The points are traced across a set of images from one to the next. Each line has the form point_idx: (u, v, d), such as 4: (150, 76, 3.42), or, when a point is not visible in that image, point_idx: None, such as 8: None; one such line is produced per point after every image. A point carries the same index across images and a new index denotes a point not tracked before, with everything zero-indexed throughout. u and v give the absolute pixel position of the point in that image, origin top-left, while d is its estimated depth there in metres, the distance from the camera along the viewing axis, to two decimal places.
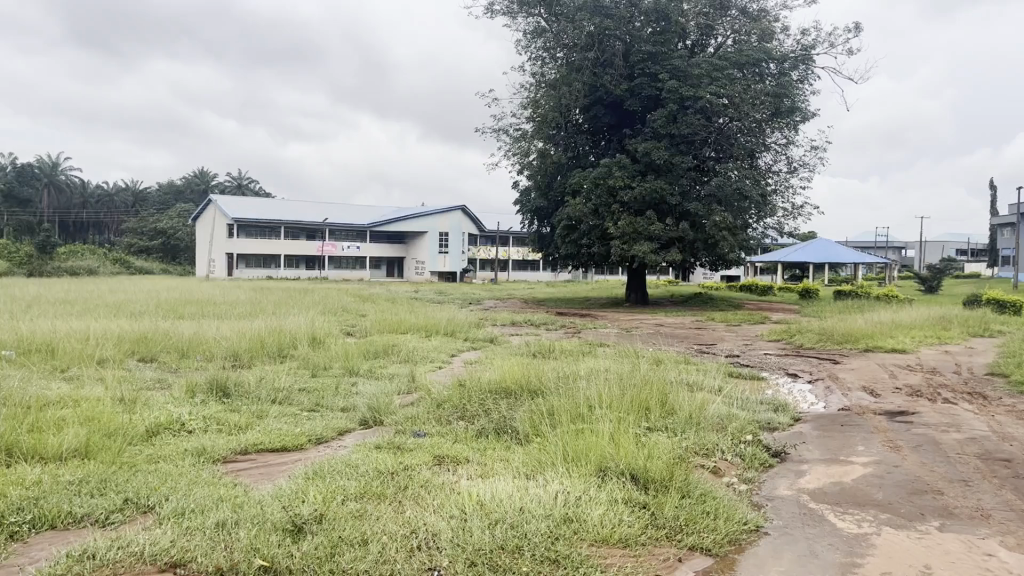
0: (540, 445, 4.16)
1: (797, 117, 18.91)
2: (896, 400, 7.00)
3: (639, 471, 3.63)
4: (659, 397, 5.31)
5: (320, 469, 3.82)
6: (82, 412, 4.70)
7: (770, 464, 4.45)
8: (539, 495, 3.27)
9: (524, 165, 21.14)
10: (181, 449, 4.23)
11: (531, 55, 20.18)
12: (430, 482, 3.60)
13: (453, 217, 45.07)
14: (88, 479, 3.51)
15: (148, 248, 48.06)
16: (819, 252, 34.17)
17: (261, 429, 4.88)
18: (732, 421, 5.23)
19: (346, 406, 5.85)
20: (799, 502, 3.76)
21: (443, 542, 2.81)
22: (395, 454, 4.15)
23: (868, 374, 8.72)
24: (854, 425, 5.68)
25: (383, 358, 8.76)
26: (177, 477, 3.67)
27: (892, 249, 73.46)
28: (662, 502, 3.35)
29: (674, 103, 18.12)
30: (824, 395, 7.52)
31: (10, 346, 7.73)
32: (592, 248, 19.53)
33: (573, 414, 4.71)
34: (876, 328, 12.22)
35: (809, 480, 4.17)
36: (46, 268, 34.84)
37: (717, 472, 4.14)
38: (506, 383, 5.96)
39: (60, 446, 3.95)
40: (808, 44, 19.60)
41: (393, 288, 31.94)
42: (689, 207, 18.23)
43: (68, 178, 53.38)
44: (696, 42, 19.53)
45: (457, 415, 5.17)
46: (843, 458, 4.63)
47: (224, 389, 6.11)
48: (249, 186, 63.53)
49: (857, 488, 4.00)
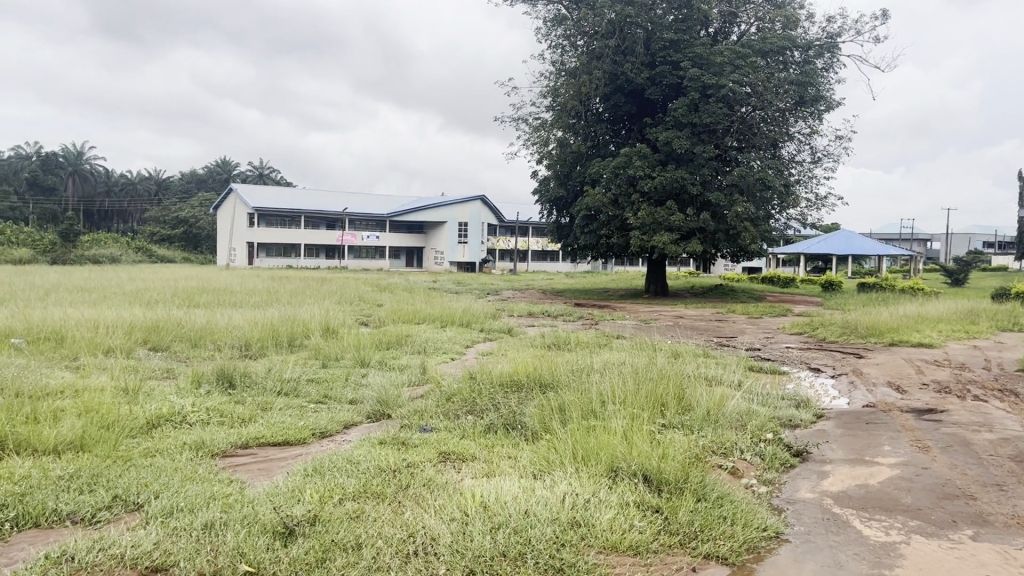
0: (550, 442, 3.99)
1: (821, 106, 18.59)
2: (923, 397, 6.74)
3: (653, 472, 3.45)
4: (676, 392, 5.12)
5: (321, 466, 3.67)
6: (81, 402, 4.58)
7: (790, 464, 4.24)
8: (546, 497, 3.10)
9: (543, 154, 20.92)
10: (180, 442, 4.10)
11: (551, 43, 19.93)
12: (434, 480, 3.44)
13: (474, 207, 44.72)
14: (78, 474, 3.39)
15: (170, 236, 48.33)
16: (843, 243, 33.68)
17: (264, 422, 4.74)
18: (751, 418, 5.02)
19: (354, 398, 5.71)
20: (822, 506, 3.56)
21: (441, 548, 2.66)
22: (399, 450, 3.99)
23: (894, 369, 8.44)
24: (880, 423, 5.46)
25: (396, 349, 8.62)
26: (171, 472, 3.52)
27: (917, 243, 72.17)
28: (676, 507, 3.15)
29: (696, 91, 17.80)
30: (848, 390, 7.30)
31: (20, 334, 7.66)
32: (611, 238, 19.29)
33: (585, 409, 4.54)
34: (901, 322, 11.93)
35: (832, 482, 3.96)
36: (69, 256, 35.09)
37: (736, 473, 3.94)
38: (519, 377, 5.79)
39: (54, 438, 3.83)
40: (834, 33, 19.23)
41: (413, 277, 31.87)
42: (711, 197, 17.94)
43: (93, 167, 54.90)
44: (719, 30, 19.20)
45: (466, 409, 5.01)
46: (869, 459, 4.41)
47: (231, 379, 5.98)
48: (271, 175, 63.84)
49: (884, 492, 3.78)
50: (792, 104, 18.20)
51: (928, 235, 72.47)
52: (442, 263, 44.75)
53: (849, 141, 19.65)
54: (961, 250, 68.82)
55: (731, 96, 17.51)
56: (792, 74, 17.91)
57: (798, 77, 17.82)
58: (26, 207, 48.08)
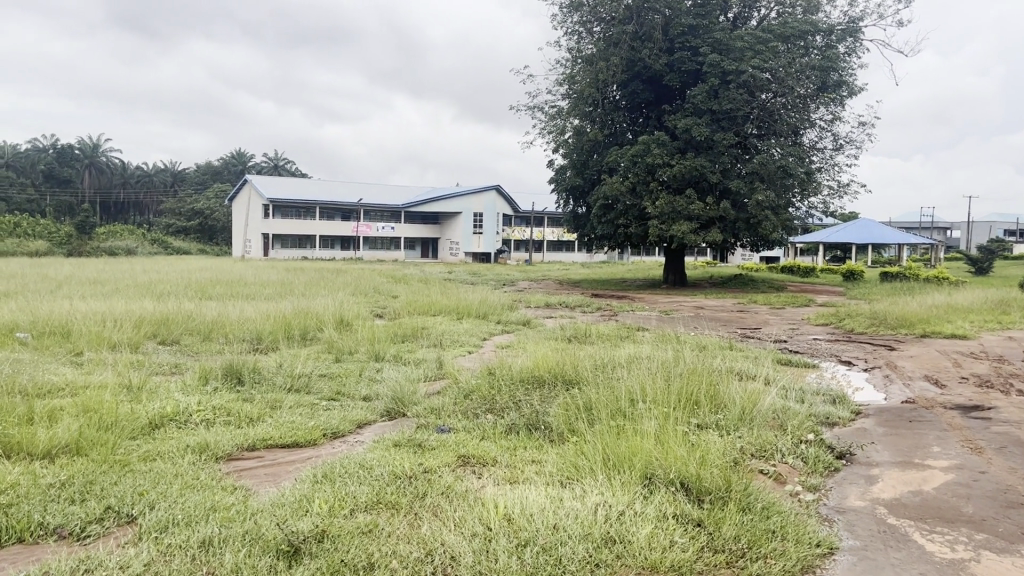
0: (578, 444, 3.72)
1: (844, 92, 18.12)
2: (965, 392, 6.40)
3: (692, 480, 3.16)
4: (708, 390, 4.82)
5: (331, 472, 3.40)
6: (80, 401, 4.35)
7: (835, 467, 3.95)
8: (576, 509, 2.82)
9: (558, 143, 20.59)
10: (183, 445, 3.85)
11: (567, 30, 19.56)
12: (453, 489, 3.16)
13: (489, 196, 44.34)
14: (70, 482, 3.15)
15: (186, 228, 48.32)
16: (864, 231, 33.12)
17: (273, 422, 4.48)
18: (789, 417, 4.72)
19: (368, 395, 5.46)
20: (875, 516, 3.26)
21: (462, 571, 2.40)
22: (416, 453, 3.73)
23: (929, 362, 8.09)
24: (925, 422, 5.12)
25: (411, 342, 8.36)
26: (171, 479, 3.27)
27: (937, 232, 71.19)
28: (721, 519, 2.87)
29: (715, 77, 17.39)
30: (883, 385, 6.97)
31: (25, 328, 7.48)
32: (629, 228, 18.92)
33: (613, 409, 4.27)
34: (932, 312, 11.57)
35: (883, 488, 3.65)
36: (85, 247, 35.19)
37: (779, 479, 3.65)
38: (540, 373, 5.49)
39: (49, 442, 3.58)
40: (856, 17, 18.75)
41: (428, 270, 29.05)
42: (730, 185, 17.54)
43: (109, 159, 55.10)
44: (739, 15, 18.78)
45: (485, 408, 4.74)
46: (919, 462, 4.10)
47: (240, 376, 5.73)
48: (286, 166, 63.78)
49: (942, 500, 3.47)
50: (814, 89, 17.76)
51: (947, 223, 71.63)
52: (457, 254, 44.49)
53: (872, 127, 19.21)
54: (981, 240, 67.85)
55: (751, 81, 17.11)
56: (814, 59, 17.49)
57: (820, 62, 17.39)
58: (43, 199, 48.38)
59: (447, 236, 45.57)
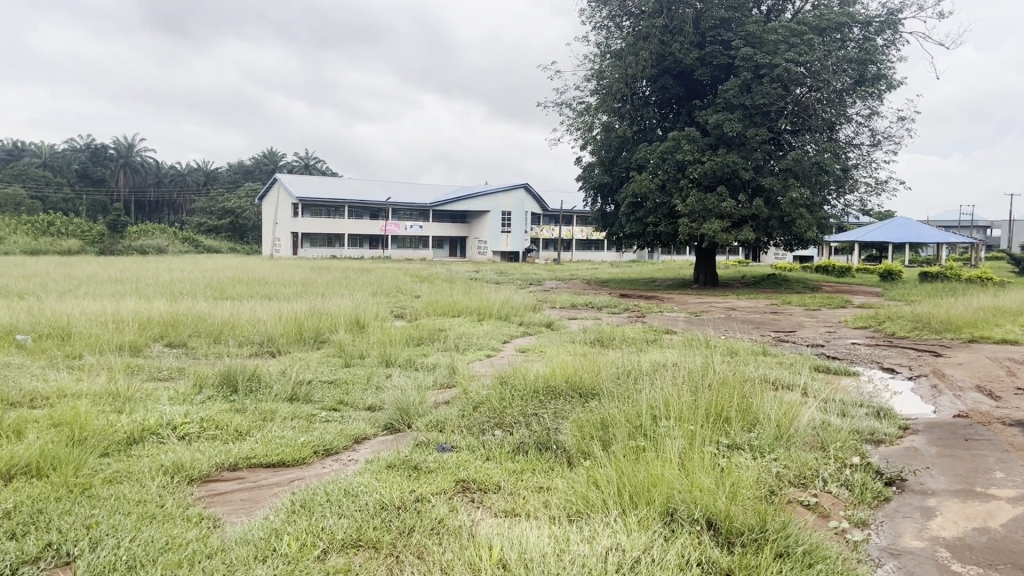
0: (591, 470, 3.29)
1: (881, 85, 17.37)
2: (1022, 405, 5.85)
3: (720, 519, 2.74)
4: (739, 404, 4.37)
5: (312, 500, 3.01)
6: (53, 413, 4.01)
7: (885, 496, 3.47)
8: (583, 554, 2.40)
9: (586, 140, 20.15)
10: (157, 464, 3.49)
11: (595, 24, 19.09)
12: (445, 523, 2.76)
13: (517, 195, 43.94)
14: (17, 510, 2.79)
15: (216, 226, 48.56)
16: (902, 231, 32.13)
17: (262, 437, 4.10)
18: (830, 434, 4.23)
19: (372, 405, 5.10)
20: (937, 561, 2.80)
21: None
22: (409, 477, 3.33)
23: (979, 370, 7.53)
24: (983, 441, 4.60)
25: (425, 346, 7.98)
26: (130, 507, 2.90)
27: (977, 231, 69.42)
28: (755, 568, 2.43)
29: (748, 71, 16.79)
30: (932, 396, 6.43)
31: (24, 330, 7.19)
32: (659, 227, 18.33)
33: (631, 427, 3.85)
34: (979, 315, 10.93)
35: (943, 525, 3.17)
36: (116, 247, 35.37)
37: (820, 513, 3.20)
38: (557, 382, 5.06)
39: (6, 460, 3.24)
40: (895, 9, 18.01)
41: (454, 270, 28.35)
42: (764, 181, 16.90)
43: (143, 159, 55.52)
44: (772, 8, 18.22)
45: (493, 423, 4.34)
46: (981, 491, 3.60)
47: (236, 384, 5.36)
48: (317, 166, 64.04)
49: (1013, 540, 2.98)
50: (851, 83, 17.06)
51: (987, 223, 69.94)
52: (485, 253, 44.17)
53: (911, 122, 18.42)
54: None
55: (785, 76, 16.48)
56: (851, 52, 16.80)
57: (857, 54, 16.68)
58: (78, 199, 48.89)
59: (475, 235, 45.26)
